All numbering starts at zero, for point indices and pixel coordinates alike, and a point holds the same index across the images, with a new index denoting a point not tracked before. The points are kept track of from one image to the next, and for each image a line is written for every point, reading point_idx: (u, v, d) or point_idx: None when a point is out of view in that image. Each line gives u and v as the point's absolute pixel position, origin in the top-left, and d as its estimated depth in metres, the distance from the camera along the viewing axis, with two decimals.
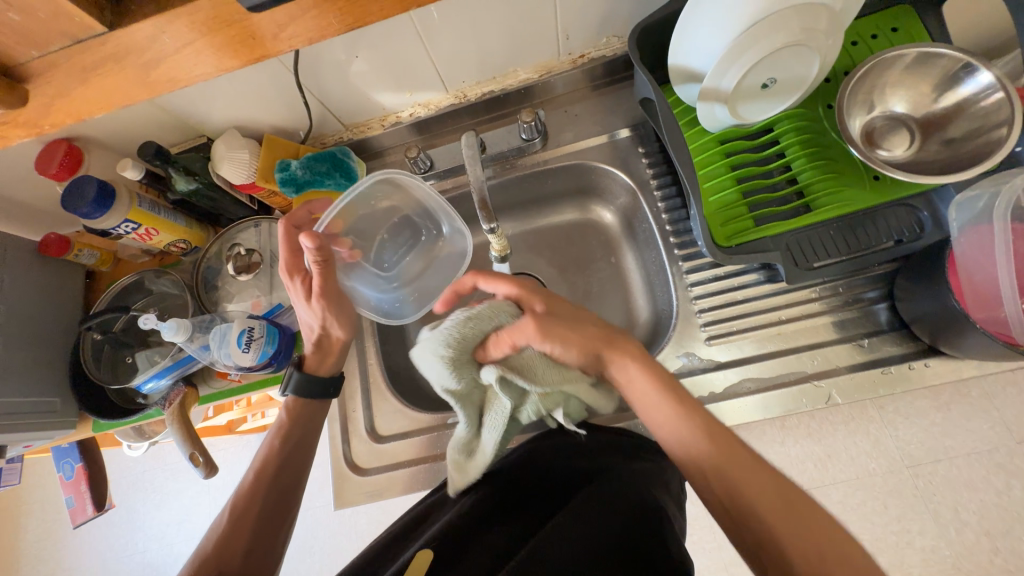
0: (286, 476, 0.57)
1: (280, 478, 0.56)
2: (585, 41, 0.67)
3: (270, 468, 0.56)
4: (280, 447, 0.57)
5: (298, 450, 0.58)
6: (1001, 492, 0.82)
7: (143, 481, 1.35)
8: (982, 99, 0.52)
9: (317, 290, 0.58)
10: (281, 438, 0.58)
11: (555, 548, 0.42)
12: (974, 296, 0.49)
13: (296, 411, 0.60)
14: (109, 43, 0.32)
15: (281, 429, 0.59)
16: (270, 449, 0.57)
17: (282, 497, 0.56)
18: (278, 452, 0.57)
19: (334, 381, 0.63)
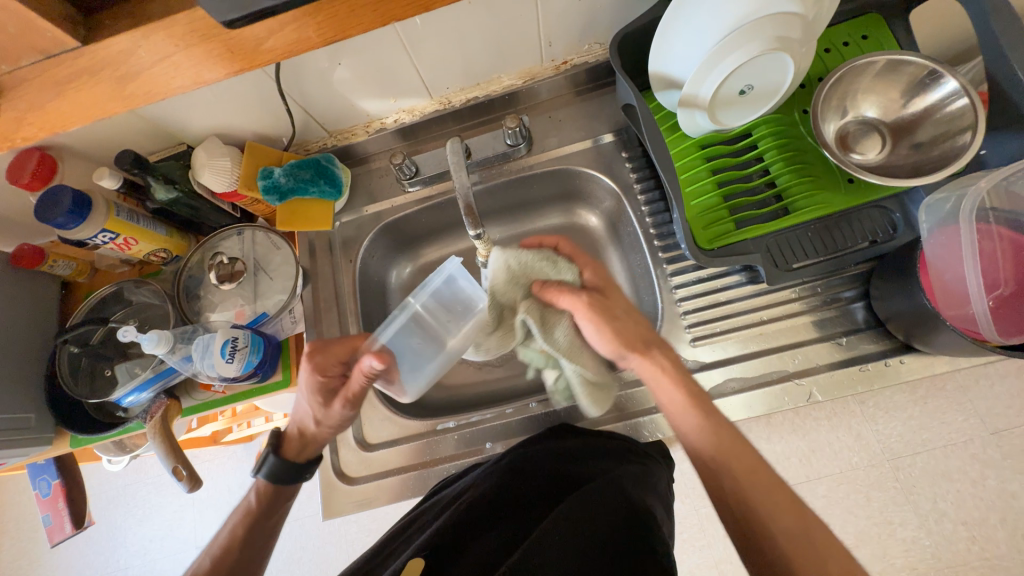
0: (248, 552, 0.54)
1: (240, 557, 0.53)
2: (567, 48, 0.68)
3: (229, 557, 0.53)
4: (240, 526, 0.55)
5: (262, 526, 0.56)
6: (977, 482, 0.84)
7: (125, 495, 1.32)
8: (947, 105, 0.54)
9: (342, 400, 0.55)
10: (245, 526, 0.55)
11: (547, 550, 0.43)
12: (944, 294, 0.51)
13: (264, 499, 0.56)
14: (85, 56, 0.32)
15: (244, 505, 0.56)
16: (229, 535, 0.55)
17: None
18: (238, 542, 0.54)
19: (306, 469, 0.57)
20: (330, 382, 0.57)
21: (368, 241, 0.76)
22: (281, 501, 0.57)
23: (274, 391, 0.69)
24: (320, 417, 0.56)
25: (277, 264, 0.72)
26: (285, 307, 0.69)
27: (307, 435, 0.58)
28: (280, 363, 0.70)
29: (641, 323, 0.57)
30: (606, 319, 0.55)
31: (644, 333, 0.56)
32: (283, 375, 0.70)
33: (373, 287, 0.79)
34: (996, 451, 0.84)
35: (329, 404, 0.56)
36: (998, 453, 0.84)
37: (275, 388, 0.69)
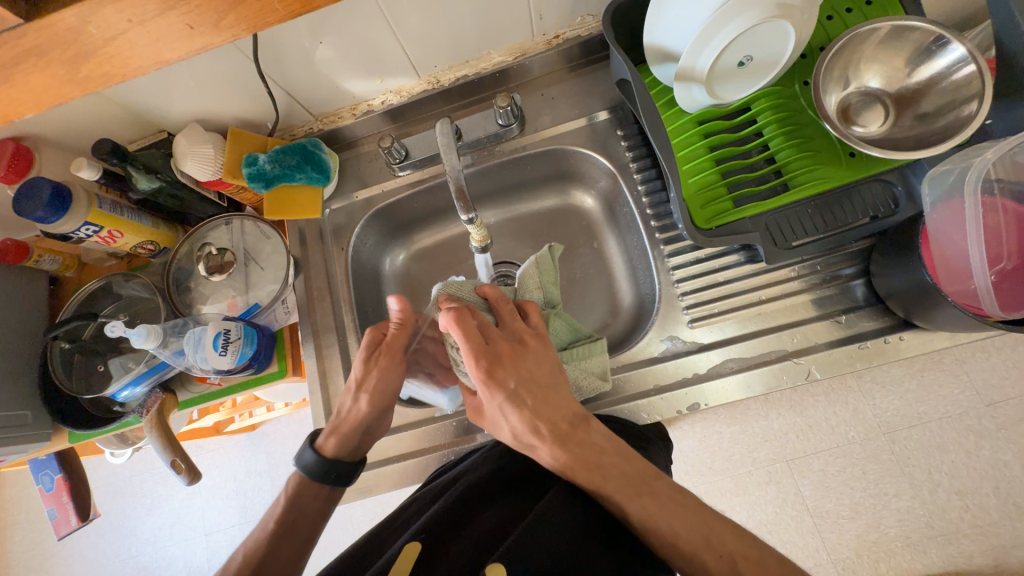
0: (286, 555, 0.52)
1: (269, 554, 0.52)
2: (559, 20, 0.65)
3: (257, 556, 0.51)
4: (274, 531, 0.53)
5: (301, 521, 0.54)
6: (972, 452, 0.85)
7: (132, 485, 1.34)
8: (953, 73, 0.52)
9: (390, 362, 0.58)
10: (279, 521, 0.53)
11: (544, 528, 0.43)
12: (946, 269, 0.50)
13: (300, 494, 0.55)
14: (29, 36, 0.29)
15: (278, 507, 0.54)
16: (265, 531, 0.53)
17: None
18: (270, 536, 0.53)
19: (336, 470, 0.56)
20: (378, 348, 0.59)
21: (360, 227, 0.75)
22: (319, 499, 0.56)
23: (270, 381, 0.69)
24: (376, 387, 0.57)
25: (268, 254, 0.70)
26: (277, 298, 0.68)
27: (355, 415, 0.57)
28: (275, 354, 0.70)
29: (535, 418, 0.49)
30: (499, 425, 0.52)
31: (547, 425, 0.49)
32: (278, 366, 0.69)
33: (367, 274, 0.78)
34: (990, 422, 0.85)
35: (390, 371, 0.58)
36: (993, 424, 0.85)
37: (271, 378, 0.69)
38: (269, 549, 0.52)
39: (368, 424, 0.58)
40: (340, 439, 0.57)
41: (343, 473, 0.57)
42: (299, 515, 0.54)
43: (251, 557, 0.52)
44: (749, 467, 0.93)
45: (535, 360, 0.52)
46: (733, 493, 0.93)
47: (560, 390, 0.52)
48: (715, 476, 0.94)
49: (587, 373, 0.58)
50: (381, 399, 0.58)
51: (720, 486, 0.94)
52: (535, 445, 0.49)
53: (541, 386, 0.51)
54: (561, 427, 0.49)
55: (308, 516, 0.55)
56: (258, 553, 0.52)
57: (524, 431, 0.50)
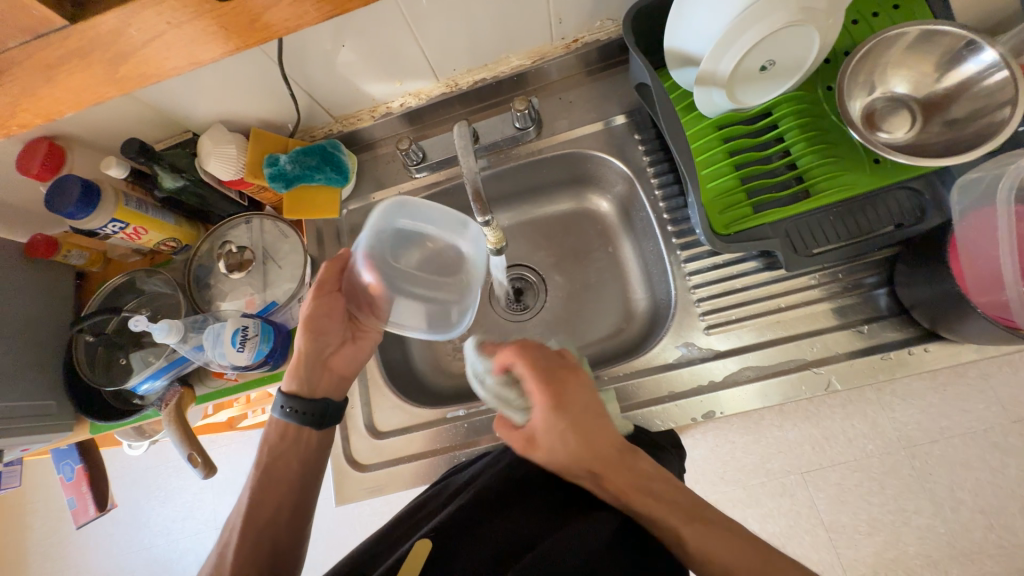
0: (272, 499, 0.58)
1: (256, 502, 0.57)
2: (578, 24, 0.65)
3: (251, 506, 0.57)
4: (257, 477, 0.59)
5: (277, 465, 0.59)
6: (997, 470, 0.83)
7: (147, 478, 1.36)
8: (985, 79, 0.51)
9: (313, 297, 0.62)
10: (258, 469, 0.59)
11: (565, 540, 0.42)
12: (975, 279, 0.48)
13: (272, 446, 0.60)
14: (73, 38, 0.30)
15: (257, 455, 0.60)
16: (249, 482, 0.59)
17: (288, 519, 0.57)
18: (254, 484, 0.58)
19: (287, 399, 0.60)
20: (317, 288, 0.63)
21: None
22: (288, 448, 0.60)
23: (284, 379, 0.70)
24: (312, 318, 0.62)
25: (285, 252, 0.71)
26: (294, 296, 0.68)
27: (299, 348, 0.62)
28: (290, 350, 0.70)
29: (592, 463, 0.46)
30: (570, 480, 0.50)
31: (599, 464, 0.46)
32: None
33: None
34: (1018, 440, 0.82)
35: (321, 299, 0.62)
36: (1020, 442, 0.82)
37: (286, 376, 0.69)
38: (255, 496, 0.57)
39: (316, 354, 0.62)
40: (293, 374, 0.61)
41: (302, 411, 0.60)
42: (275, 458, 0.59)
43: (242, 504, 0.57)
44: (762, 478, 0.91)
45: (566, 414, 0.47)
46: (744, 505, 0.91)
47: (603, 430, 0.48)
48: (726, 487, 0.93)
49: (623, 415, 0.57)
50: (317, 330, 0.62)
51: (731, 496, 0.92)
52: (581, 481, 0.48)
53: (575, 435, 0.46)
54: (598, 469, 0.47)
55: (285, 460, 0.60)
56: (247, 500, 0.57)
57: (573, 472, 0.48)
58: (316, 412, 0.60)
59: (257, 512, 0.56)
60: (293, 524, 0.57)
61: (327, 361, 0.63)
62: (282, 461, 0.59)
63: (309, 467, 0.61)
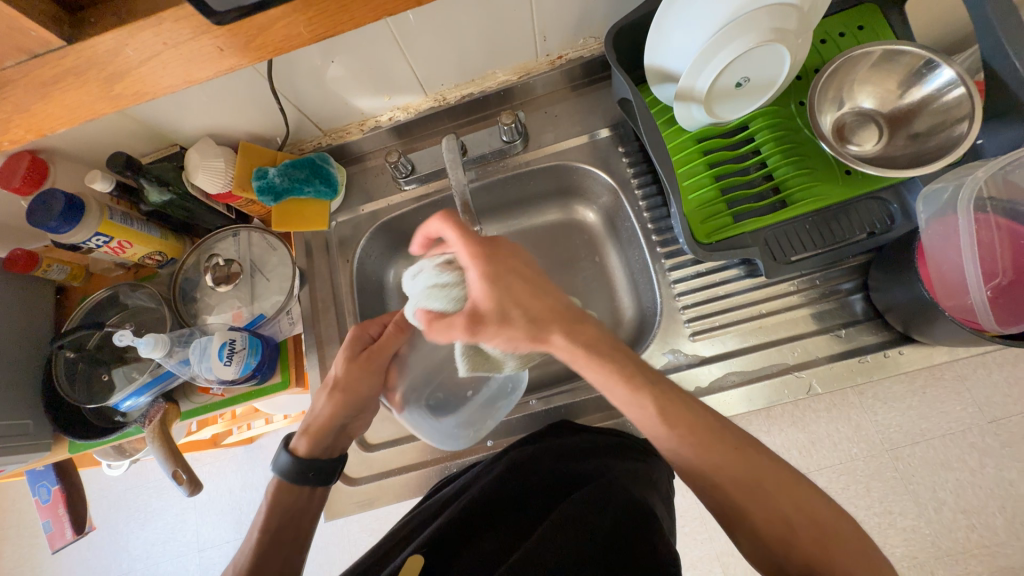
0: (276, 563, 0.55)
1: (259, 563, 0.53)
2: (562, 42, 0.68)
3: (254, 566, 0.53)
4: (259, 540, 0.55)
5: (285, 528, 0.56)
6: (976, 470, 0.85)
7: (126, 499, 1.32)
8: (944, 95, 0.54)
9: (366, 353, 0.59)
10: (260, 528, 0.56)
11: (561, 536, 0.44)
12: (942, 285, 0.51)
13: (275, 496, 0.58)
14: (69, 57, 0.33)
15: (258, 517, 0.56)
16: (250, 542, 0.55)
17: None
18: (260, 543, 0.55)
19: (325, 471, 0.59)
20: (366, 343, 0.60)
21: (365, 240, 0.76)
22: (297, 500, 0.58)
23: (272, 393, 0.69)
24: (348, 386, 0.59)
25: (274, 265, 0.71)
26: (281, 308, 0.68)
27: (326, 416, 0.59)
28: (279, 364, 0.70)
29: (557, 302, 0.50)
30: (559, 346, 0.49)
31: (556, 307, 0.49)
32: (282, 376, 0.69)
33: (371, 286, 0.79)
34: (994, 440, 0.85)
35: (365, 374, 0.59)
36: (996, 442, 0.85)
37: (274, 390, 0.69)
38: (257, 559, 0.54)
39: (341, 421, 0.60)
40: (312, 438, 0.59)
41: (319, 472, 0.58)
42: (283, 522, 0.57)
43: (243, 566, 0.54)
44: None
45: (501, 281, 0.48)
46: None
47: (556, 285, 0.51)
48: None
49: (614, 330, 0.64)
50: (353, 397, 0.59)
51: None
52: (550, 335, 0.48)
53: (518, 297, 0.48)
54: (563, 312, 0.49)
55: (293, 522, 0.57)
56: (247, 564, 0.54)
57: (534, 324, 0.48)
58: (332, 473, 0.59)
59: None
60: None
61: (347, 429, 0.61)
62: (293, 524, 0.57)
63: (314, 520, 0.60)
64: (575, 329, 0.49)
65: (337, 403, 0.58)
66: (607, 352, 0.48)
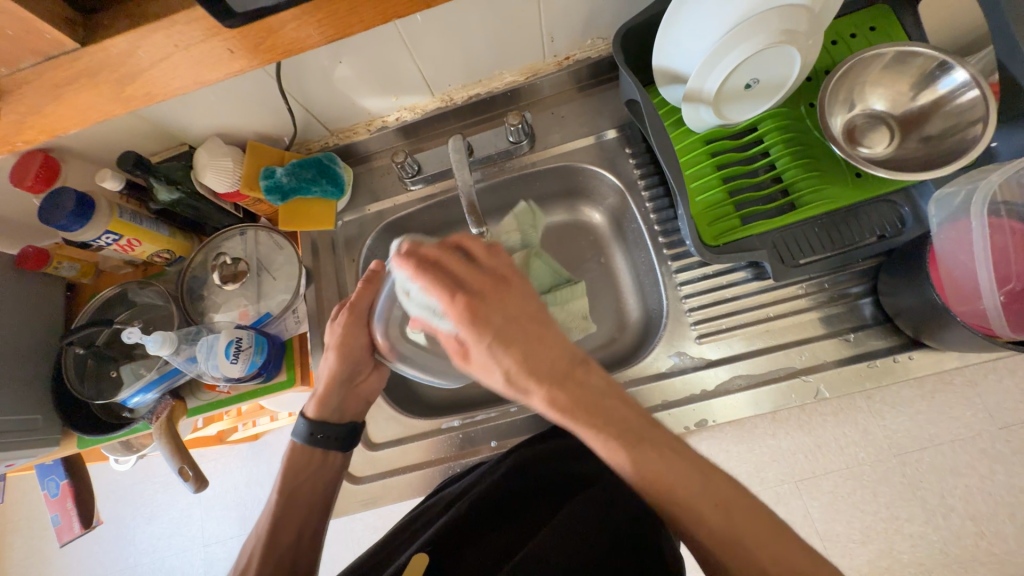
0: (294, 525, 0.57)
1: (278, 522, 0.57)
2: (570, 43, 0.68)
3: (274, 527, 0.56)
4: (278, 502, 0.58)
5: (302, 490, 0.59)
6: (986, 477, 0.84)
7: (133, 494, 1.33)
8: (957, 98, 0.53)
9: (348, 308, 0.58)
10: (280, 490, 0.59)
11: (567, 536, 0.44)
12: (953, 289, 0.50)
13: (293, 460, 0.60)
14: (81, 59, 0.33)
15: (277, 480, 0.59)
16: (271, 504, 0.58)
17: (308, 541, 0.57)
18: (280, 505, 0.58)
19: (344, 431, 0.61)
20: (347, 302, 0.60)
21: (371, 240, 0.77)
22: (314, 467, 0.60)
23: (278, 391, 0.69)
24: (342, 346, 0.59)
25: (280, 264, 0.72)
26: (288, 308, 0.68)
27: (327, 377, 0.60)
28: (285, 363, 0.70)
29: (564, 357, 0.43)
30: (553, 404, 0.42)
31: (559, 363, 0.42)
32: (287, 375, 0.69)
33: None
34: (1004, 447, 0.84)
35: (355, 332, 0.59)
36: (1007, 449, 0.84)
37: (280, 388, 0.69)
38: (276, 520, 0.57)
39: (344, 382, 0.61)
40: (319, 401, 0.60)
41: (331, 434, 0.60)
42: (298, 485, 0.59)
43: (264, 527, 0.57)
44: (756, 487, 0.92)
45: (480, 329, 0.42)
46: None
47: (550, 326, 0.44)
48: None
49: (575, 316, 0.65)
50: (352, 357, 0.59)
51: None
52: (529, 390, 0.42)
53: (504, 350, 0.42)
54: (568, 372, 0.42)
55: (308, 484, 0.60)
56: (267, 525, 0.57)
57: (516, 375, 0.42)
58: (346, 435, 0.61)
59: (278, 539, 0.56)
60: (315, 547, 0.58)
61: (353, 386, 0.62)
62: (307, 484, 0.60)
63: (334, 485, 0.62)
64: (569, 391, 0.42)
65: (334, 363, 0.59)
66: (598, 405, 0.42)
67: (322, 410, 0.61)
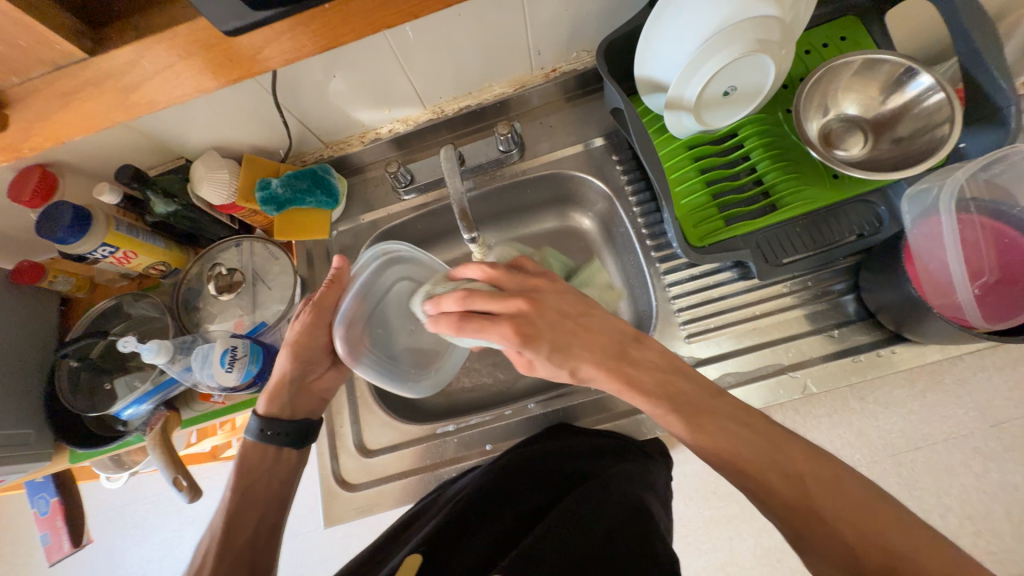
0: (252, 519, 0.58)
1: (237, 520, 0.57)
2: (556, 55, 0.70)
3: (232, 526, 0.57)
4: (232, 498, 0.58)
5: (257, 485, 0.60)
6: (980, 475, 0.85)
7: (122, 515, 1.30)
8: (924, 101, 0.56)
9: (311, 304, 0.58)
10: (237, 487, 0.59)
11: (550, 541, 0.43)
12: (930, 284, 0.52)
13: (249, 458, 0.60)
14: (88, 68, 0.35)
15: (232, 477, 0.59)
16: (225, 501, 0.58)
17: (265, 536, 0.58)
18: (234, 500, 0.58)
19: (298, 427, 0.62)
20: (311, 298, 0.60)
21: (365, 249, 0.78)
22: (269, 465, 0.61)
23: None
24: (297, 344, 0.59)
25: (276, 274, 0.72)
26: (283, 316, 0.70)
27: (280, 373, 0.60)
28: None
29: (612, 330, 0.52)
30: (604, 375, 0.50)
31: (609, 343, 0.51)
32: None
33: None
34: (997, 444, 0.85)
35: (312, 331, 0.59)
36: (999, 446, 0.85)
37: None
38: (231, 517, 0.57)
39: (298, 379, 0.61)
40: (272, 397, 0.61)
41: (285, 431, 0.61)
42: (253, 481, 0.60)
43: (217, 524, 0.57)
44: None
45: (536, 343, 0.48)
46: None
47: (594, 319, 0.52)
48: None
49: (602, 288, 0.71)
50: (308, 355, 0.60)
51: (728, 512, 0.89)
52: (593, 377, 0.51)
53: (569, 356, 0.49)
54: (613, 350, 0.51)
55: (263, 482, 0.60)
56: (222, 521, 0.57)
57: (579, 369, 0.51)
58: (298, 432, 0.62)
59: (232, 536, 0.56)
60: (268, 548, 0.58)
61: (307, 384, 0.63)
62: (261, 483, 0.60)
63: (290, 483, 0.63)
64: (614, 368, 0.50)
65: (288, 360, 0.59)
66: (655, 383, 0.49)
67: (275, 409, 0.61)
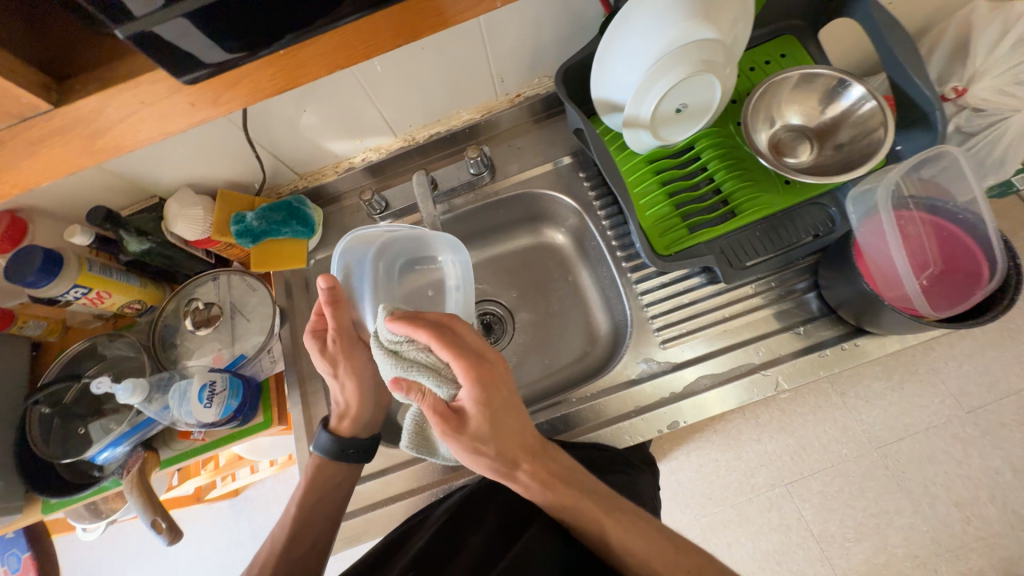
0: (310, 535, 0.58)
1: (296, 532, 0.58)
2: (519, 81, 0.74)
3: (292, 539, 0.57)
4: (297, 513, 0.58)
5: (323, 502, 0.59)
6: (962, 461, 0.87)
7: (102, 568, 1.24)
8: (858, 109, 0.61)
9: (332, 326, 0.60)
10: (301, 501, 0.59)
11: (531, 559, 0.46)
12: (883, 279, 0.55)
13: (317, 472, 0.60)
14: (55, 118, 0.36)
15: (298, 491, 0.59)
16: (290, 514, 0.59)
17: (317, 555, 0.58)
18: (297, 516, 0.58)
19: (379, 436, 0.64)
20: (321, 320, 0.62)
21: None
22: (338, 477, 0.61)
23: (255, 432, 0.69)
24: (348, 361, 0.61)
25: (254, 306, 0.73)
26: (262, 348, 0.69)
27: (350, 393, 0.62)
28: (261, 404, 0.70)
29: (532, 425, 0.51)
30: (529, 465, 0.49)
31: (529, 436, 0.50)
32: (264, 417, 0.70)
33: None
34: (973, 429, 0.88)
35: (351, 347, 0.61)
36: (977, 431, 0.88)
37: (258, 429, 0.69)
38: (296, 529, 0.58)
39: (370, 392, 0.63)
40: (353, 416, 0.62)
41: (363, 447, 0.62)
42: (318, 499, 0.59)
43: (280, 534, 0.58)
44: (748, 495, 0.93)
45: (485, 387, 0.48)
46: (736, 524, 0.94)
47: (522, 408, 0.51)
48: (715, 507, 0.95)
49: None
50: (358, 370, 0.62)
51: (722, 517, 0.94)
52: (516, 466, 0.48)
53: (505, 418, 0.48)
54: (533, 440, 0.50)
55: (327, 498, 0.60)
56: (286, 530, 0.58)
57: (502, 448, 0.48)
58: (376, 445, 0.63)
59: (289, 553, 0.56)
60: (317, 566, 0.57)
61: (377, 394, 0.64)
62: (328, 498, 0.59)
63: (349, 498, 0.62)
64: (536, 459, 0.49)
65: (349, 378, 0.61)
66: (570, 477, 0.49)
67: (359, 425, 0.63)
